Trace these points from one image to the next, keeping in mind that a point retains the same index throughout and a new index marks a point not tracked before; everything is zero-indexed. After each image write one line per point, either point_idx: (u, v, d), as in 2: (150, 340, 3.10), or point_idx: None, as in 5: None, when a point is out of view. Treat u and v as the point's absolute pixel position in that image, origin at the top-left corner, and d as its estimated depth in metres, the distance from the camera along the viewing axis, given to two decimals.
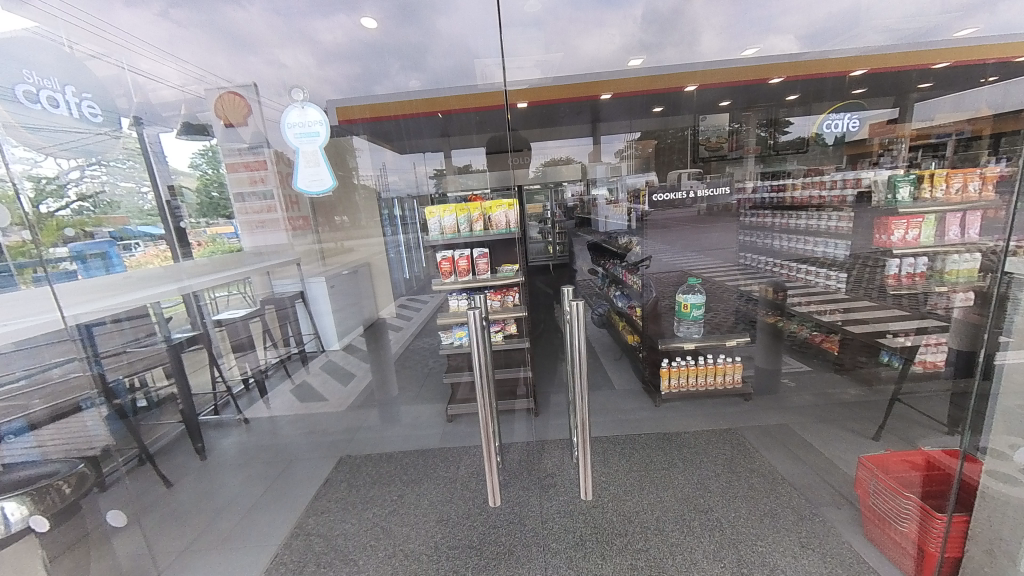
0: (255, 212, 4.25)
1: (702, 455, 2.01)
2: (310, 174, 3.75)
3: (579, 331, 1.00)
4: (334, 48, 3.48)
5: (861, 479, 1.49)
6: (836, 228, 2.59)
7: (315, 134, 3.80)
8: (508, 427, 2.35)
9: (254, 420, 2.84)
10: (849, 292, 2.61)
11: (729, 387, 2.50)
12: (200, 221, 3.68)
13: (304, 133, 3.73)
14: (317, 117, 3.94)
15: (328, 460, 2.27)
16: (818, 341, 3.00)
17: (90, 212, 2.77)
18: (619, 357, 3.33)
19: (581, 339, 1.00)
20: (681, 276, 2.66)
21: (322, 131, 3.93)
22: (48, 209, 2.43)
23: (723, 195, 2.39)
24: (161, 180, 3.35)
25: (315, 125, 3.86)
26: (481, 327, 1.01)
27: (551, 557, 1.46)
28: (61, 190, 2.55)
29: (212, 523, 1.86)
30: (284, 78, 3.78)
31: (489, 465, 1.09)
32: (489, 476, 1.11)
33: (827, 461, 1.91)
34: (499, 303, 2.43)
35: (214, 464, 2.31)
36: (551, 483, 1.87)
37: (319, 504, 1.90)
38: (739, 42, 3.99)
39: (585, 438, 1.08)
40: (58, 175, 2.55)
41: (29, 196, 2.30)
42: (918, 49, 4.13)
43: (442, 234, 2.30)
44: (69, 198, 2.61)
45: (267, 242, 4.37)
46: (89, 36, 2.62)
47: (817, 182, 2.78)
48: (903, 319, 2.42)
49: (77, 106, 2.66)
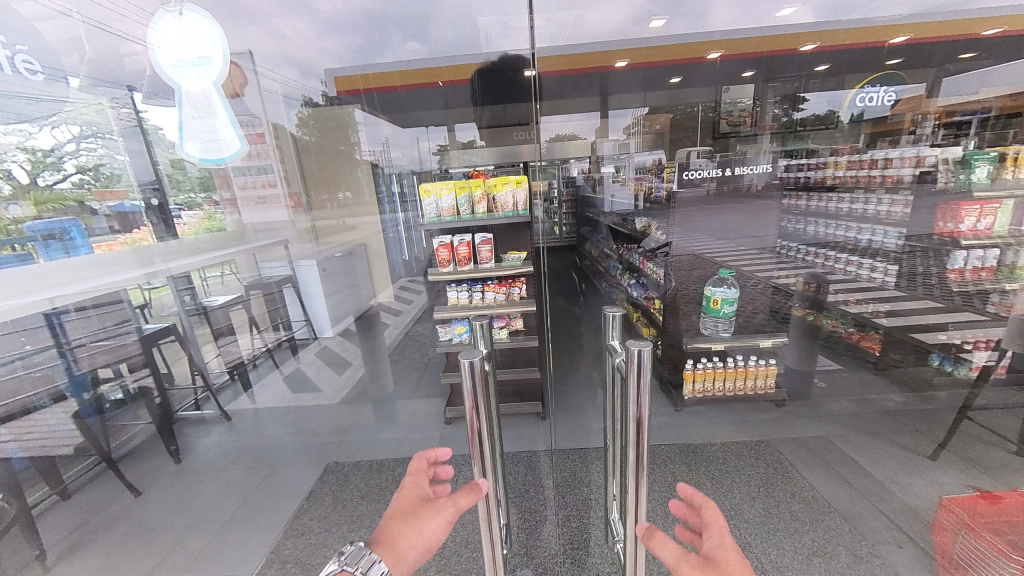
0: (252, 187, 3.92)
1: (733, 473, 1.78)
2: (201, 126, 3.30)
3: (641, 392, 0.70)
4: (334, 17, 3.18)
5: (942, 525, 1.27)
6: (887, 213, 2.21)
7: (206, 63, 3.13)
8: (513, 434, 2.11)
9: (237, 416, 2.61)
10: (897, 287, 2.32)
11: (761, 393, 2.22)
12: (200, 195, 3.53)
13: (188, 63, 3.03)
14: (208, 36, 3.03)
15: (314, 468, 2.05)
16: (855, 339, 2.63)
17: (90, 185, 2.73)
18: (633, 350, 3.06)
19: (642, 401, 0.70)
20: (692, 259, 2.37)
21: (215, 54, 3.16)
22: (46, 181, 2.46)
23: (740, 178, 2.04)
24: (143, 153, 3.06)
25: (205, 47, 3.07)
26: (480, 377, 0.76)
27: None
28: (59, 163, 2.52)
29: (180, 543, 1.65)
30: (285, 50, 3.53)
31: (490, 526, 0.81)
32: (485, 548, 0.82)
33: (878, 485, 1.66)
34: (504, 296, 2.15)
35: (189, 470, 2.09)
36: (561, 504, 1.64)
37: (300, 524, 1.69)
38: (755, 13, 3.61)
39: (633, 532, 0.78)
40: (54, 148, 2.50)
41: (25, 168, 2.36)
42: (963, 16, 3.73)
43: (439, 217, 2.02)
44: (67, 171, 2.58)
45: (266, 219, 4.08)
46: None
47: (863, 161, 2.36)
48: (939, 311, 2.20)
49: (10, 63, 2.20)
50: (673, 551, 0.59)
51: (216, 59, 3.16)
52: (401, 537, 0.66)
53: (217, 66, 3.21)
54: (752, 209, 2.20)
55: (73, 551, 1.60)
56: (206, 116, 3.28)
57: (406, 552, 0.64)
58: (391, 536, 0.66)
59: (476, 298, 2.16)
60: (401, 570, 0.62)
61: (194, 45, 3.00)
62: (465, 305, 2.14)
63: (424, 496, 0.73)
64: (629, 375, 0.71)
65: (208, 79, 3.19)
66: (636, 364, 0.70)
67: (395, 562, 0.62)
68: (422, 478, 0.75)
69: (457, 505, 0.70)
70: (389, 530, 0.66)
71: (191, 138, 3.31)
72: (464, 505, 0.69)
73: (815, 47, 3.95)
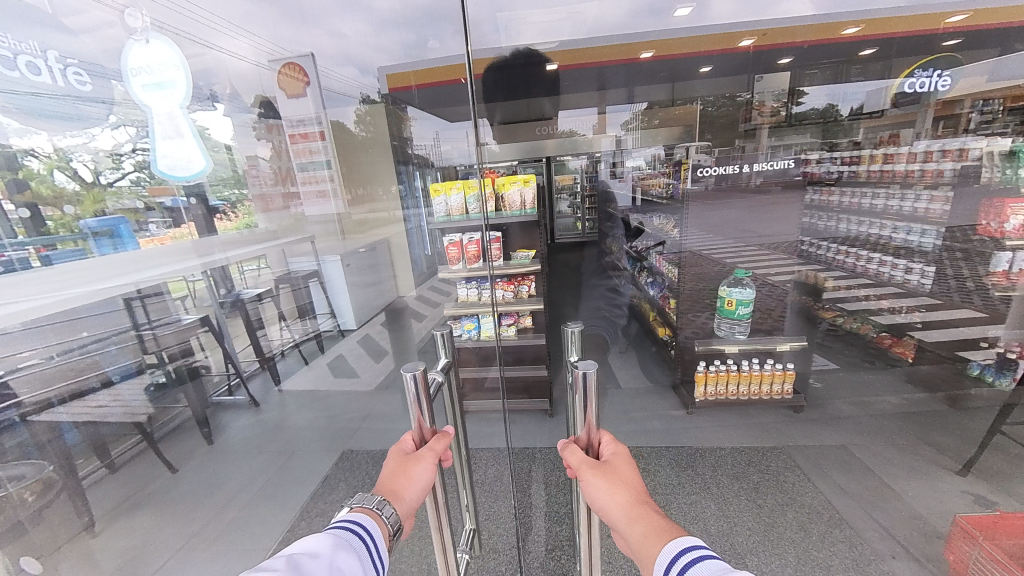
0: (312, 182, 3.97)
1: (740, 479, 1.73)
2: (171, 151, 2.98)
3: (587, 400, 0.80)
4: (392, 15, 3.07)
5: (958, 548, 1.19)
6: (925, 211, 2.08)
7: (169, 87, 2.86)
8: (520, 430, 2.15)
9: (265, 402, 2.78)
10: (930, 291, 2.16)
11: (777, 398, 2.16)
12: (233, 192, 3.49)
13: (152, 86, 2.80)
14: (168, 56, 2.79)
15: (330, 454, 2.16)
16: (886, 343, 2.58)
17: (146, 182, 3.02)
18: (625, 350, 3.07)
19: (590, 425, 0.80)
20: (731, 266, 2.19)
21: (181, 77, 2.89)
22: (106, 180, 2.90)
23: (739, 174, 2.03)
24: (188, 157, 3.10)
25: (169, 71, 2.84)
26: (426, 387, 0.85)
27: None
28: (117, 162, 2.90)
29: (210, 518, 1.79)
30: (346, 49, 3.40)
31: (439, 521, 0.89)
32: (435, 540, 0.92)
33: (897, 499, 1.58)
34: (512, 294, 2.19)
35: (219, 452, 2.25)
36: (560, 501, 1.68)
37: (315, 506, 1.80)
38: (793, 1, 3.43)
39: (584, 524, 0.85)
40: (114, 148, 2.87)
41: (88, 168, 2.82)
42: None
43: (448, 216, 2.06)
44: (125, 169, 2.94)
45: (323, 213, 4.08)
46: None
47: (901, 154, 2.22)
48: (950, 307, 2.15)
49: (60, 74, 2.50)
50: (576, 454, 0.73)
51: (180, 80, 2.89)
52: (396, 489, 0.71)
53: (184, 89, 2.92)
54: (766, 205, 2.10)
55: (117, 519, 1.78)
56: (176, 140, 2.96)
57: (405, 493, 0.70)
58: (389, 485, 0.70)
59: (485, 295, 2.19)
60: (403, 508, 0.68)
61: (158, 69, 2.80)
62: (474, 302, 2.18)
63: (406, 451, 0.80)
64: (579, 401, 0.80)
65: (175, 101, 2.90)
66: (583, 386, 0.81)
67: (397, 501, 0.67)
68: (400, 439, 0.81)
69: (435, 451, 0.79)
70: (389, 478, 0.71)
71: (165, 164, 2.99)
72: (441, 449, 0.80)
73: (860, 31, 3.72)
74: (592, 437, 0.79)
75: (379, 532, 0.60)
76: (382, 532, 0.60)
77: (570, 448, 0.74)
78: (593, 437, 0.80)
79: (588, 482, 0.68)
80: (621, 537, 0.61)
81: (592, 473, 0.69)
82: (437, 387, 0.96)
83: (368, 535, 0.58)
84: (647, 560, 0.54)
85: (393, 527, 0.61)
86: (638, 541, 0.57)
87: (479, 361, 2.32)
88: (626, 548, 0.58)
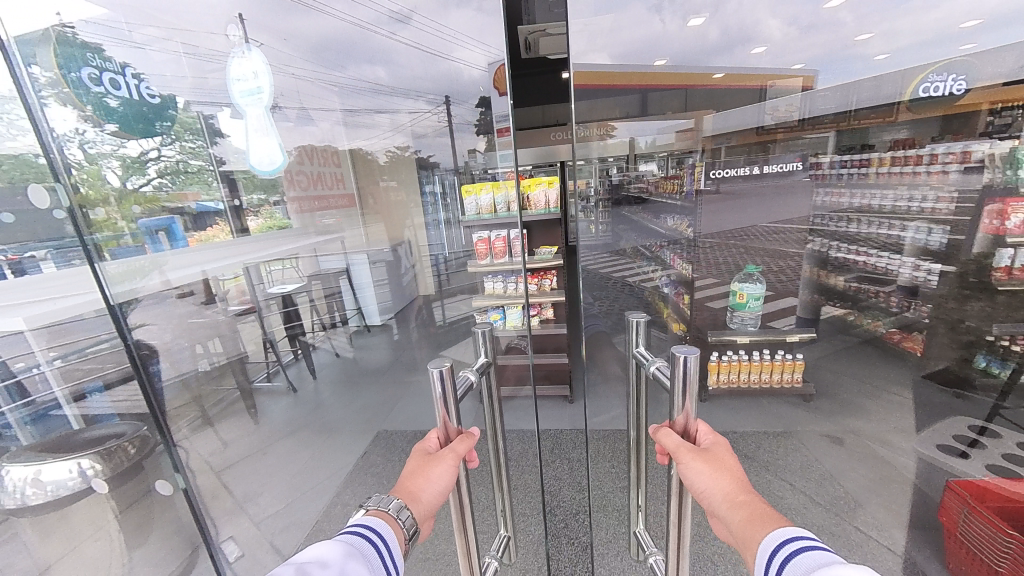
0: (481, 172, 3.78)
1: (750, 459, 1.85)
2: (261, 145, 3.48)
3: (687, 390, 0.73)
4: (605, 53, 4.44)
5: (948, 506, 1.31)
6: (933, 209, 2.30)
7: (259, 92, 3.41)
8: (542, 414, 2.31)
9: (301, 388, 2.97)
10: (938, 287, 2.30)
11: (788, 386, 2.26)
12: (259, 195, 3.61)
13: (246, 91, 3.36)
14: (257, 65, 3.33)
15: (367, 433, 2.34)
16: (898, 339, 2.60)
17: (166, 189, 3.12)
18: None
19: (689, 410, 0.73)
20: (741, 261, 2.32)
21: (265, 84, 3.43)
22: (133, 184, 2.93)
23: (749, 174, 2.17)
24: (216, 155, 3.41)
25: (259, 79, 3.37)
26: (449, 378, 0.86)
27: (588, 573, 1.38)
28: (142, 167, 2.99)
29: (263, 486, 1.98)
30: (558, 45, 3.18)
31: (461, 518, 0.89)
32: (458, 538, 0.93)
33: (901, 477, 1.68)
34: (536, 287, 2.35)
35: (264, 432, 2.44)
36: (583, 474, 1.84)
37: (357, 476, 1.97)
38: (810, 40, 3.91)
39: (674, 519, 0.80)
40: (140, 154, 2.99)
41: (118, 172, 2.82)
42: None
43: (478, 214, 2.25)
44: (148, 174, 3.02)
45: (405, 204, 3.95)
46: (382, 24, 3.24)
47: (907, 157, 2.34)
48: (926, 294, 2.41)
49: (132, 89, 2.94)
50: (672, 438, 0.69)
51: (264, 85, 3.42)
52: (414, 491, 0.71)
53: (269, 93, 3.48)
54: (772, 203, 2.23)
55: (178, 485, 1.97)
56: (263, 134, 3.47)
57: (426, 496, 0.70)
58: (408, 486, 0.70)
59: (511, 287, 2.36)
60: (421, 510, 0.68)
61: (250, 78, 3.34)
62: (500, 293, 2.34)
63: (429, 450, 0.80)
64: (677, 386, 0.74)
65: (261, 103, 3.44)
66: (684, 378, 0.73)
67: (414, 504, 0.67)
68: (425, 438, 0.82)
69: (458, 453, 0.78)
70: (407, 480, 0.70)
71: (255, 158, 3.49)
72: (463, 450, 0.79)
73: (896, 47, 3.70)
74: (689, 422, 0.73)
75: (393, 534, 0.57)
76: (396, 537, 0.57)
77: (664, 431, 0.70)
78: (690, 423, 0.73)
79: (686, 465, 0.64)
80: (720, 523, 0.57)
81: (691, 457, 0.65)
82: (468, 385, 0.99)
83: (381, 540, 0.56)
84: (748, 547, 0.50)
85: (410, 531, 0.59)
86: (739, 525, 0.53)
87: (502, 349, 2.47)
88: (726, 535, 0.55)
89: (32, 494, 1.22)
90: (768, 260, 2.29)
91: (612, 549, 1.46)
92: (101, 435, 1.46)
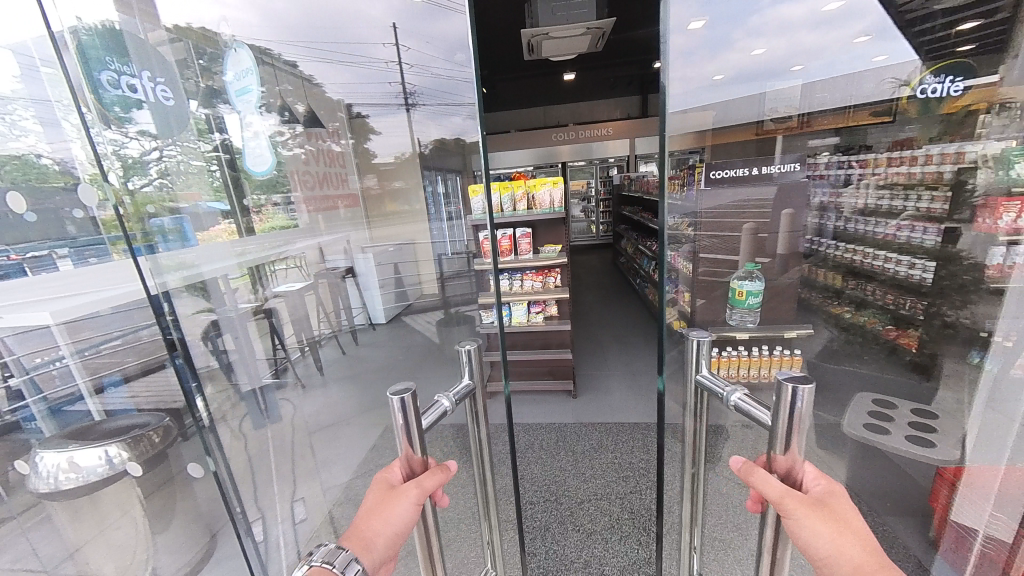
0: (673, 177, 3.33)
1: None
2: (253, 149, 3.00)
3: (797, 433, 0.57)
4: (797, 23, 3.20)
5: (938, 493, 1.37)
6: (928, 209, 2.35)
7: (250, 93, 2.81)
8: (547, 409, 2.38)
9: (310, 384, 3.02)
10: (932, 285, 2.33)
11: (784, 380, 2.37)
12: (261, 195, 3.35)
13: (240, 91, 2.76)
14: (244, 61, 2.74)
15: (377, 428, 2.40)
16: (893, 336, 2.58)
17: (170, 188, 2.32)
18: (637, 340, 3.24)
19: (797, 454, 0.58)
20: (738, 257, 2.36)
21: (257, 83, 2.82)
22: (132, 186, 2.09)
23: (748, 174, 2.26)
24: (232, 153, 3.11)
25: (248, 78, 2.77)
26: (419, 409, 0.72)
27: (592, 554, 1.45)
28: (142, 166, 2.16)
29: (275, 480, 2.03)
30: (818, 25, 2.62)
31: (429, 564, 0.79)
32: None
33: (895, 468, 1.75)
34: (541, 285, 2.40)
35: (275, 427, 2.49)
36: (587, 465, 1.90)
37: (369, 469, 2.04)
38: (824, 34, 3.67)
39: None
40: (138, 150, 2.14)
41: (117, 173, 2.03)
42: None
43: (485, 213, 2.31)
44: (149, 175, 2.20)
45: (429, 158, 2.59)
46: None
47: (904, 157, 2.50)
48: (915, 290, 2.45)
49: (151, 91, 2.19)
50: (773, 484, 0.58)
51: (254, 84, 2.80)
52: (369, 535, 0.63)
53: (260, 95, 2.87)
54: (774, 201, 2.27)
55: None
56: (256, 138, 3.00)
57: (374, 542, 0.62)
58: (358, 529, 0.62)
59: (515, 285, 2.40)
60: (372, 562, 0.59)
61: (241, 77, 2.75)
62: (505, 290, 2.40)
63: (391, 483, 0.71)
64: (774, 423, 0.60)
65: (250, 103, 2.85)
66: (788, 418, 0.58)
67: (366, 555, 0.59)
68: (387, 469, 0.72)
69: (424, 488, 0.70)
70: (358, 522, 0.63)
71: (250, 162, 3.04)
72: (431, 485, 0.70)
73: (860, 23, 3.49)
74: (795, 467, 0.59)
75: None
76: None
77: (761, 473, 0.59)
78: (799, 467, 0.58)
79: (795, 519, 0.54)
80: None
81: (803, 510, 0.54)
82: (443, 412, 0.79)
83: None
84: None
85: None
86: None
87: (507, 345, 2.53)
88: None
89: (66, 480, 1.30)
90: (768, 258, 2.35)
91: (616, 534, 1.52)
92: (122, 427, 1.52)
